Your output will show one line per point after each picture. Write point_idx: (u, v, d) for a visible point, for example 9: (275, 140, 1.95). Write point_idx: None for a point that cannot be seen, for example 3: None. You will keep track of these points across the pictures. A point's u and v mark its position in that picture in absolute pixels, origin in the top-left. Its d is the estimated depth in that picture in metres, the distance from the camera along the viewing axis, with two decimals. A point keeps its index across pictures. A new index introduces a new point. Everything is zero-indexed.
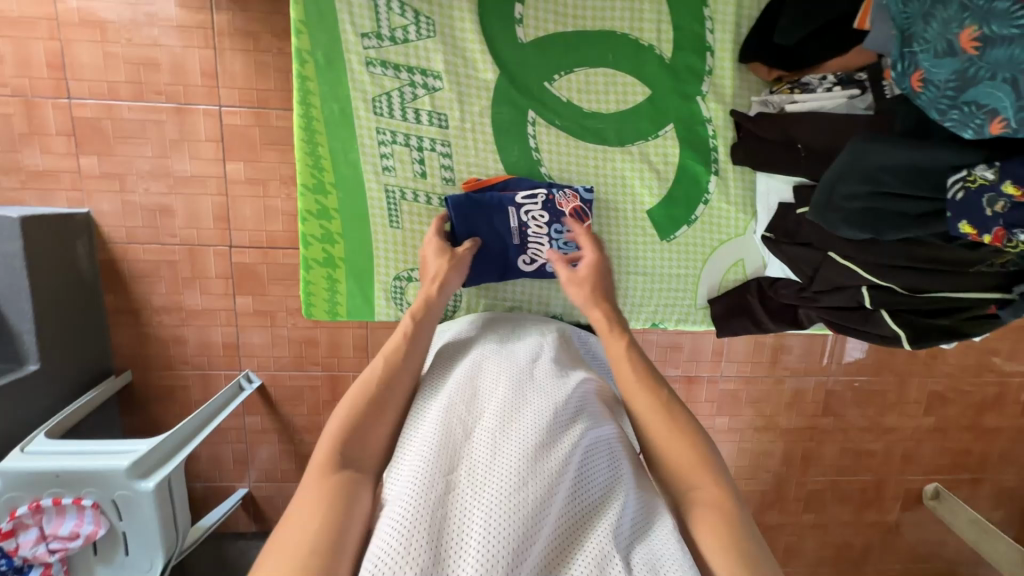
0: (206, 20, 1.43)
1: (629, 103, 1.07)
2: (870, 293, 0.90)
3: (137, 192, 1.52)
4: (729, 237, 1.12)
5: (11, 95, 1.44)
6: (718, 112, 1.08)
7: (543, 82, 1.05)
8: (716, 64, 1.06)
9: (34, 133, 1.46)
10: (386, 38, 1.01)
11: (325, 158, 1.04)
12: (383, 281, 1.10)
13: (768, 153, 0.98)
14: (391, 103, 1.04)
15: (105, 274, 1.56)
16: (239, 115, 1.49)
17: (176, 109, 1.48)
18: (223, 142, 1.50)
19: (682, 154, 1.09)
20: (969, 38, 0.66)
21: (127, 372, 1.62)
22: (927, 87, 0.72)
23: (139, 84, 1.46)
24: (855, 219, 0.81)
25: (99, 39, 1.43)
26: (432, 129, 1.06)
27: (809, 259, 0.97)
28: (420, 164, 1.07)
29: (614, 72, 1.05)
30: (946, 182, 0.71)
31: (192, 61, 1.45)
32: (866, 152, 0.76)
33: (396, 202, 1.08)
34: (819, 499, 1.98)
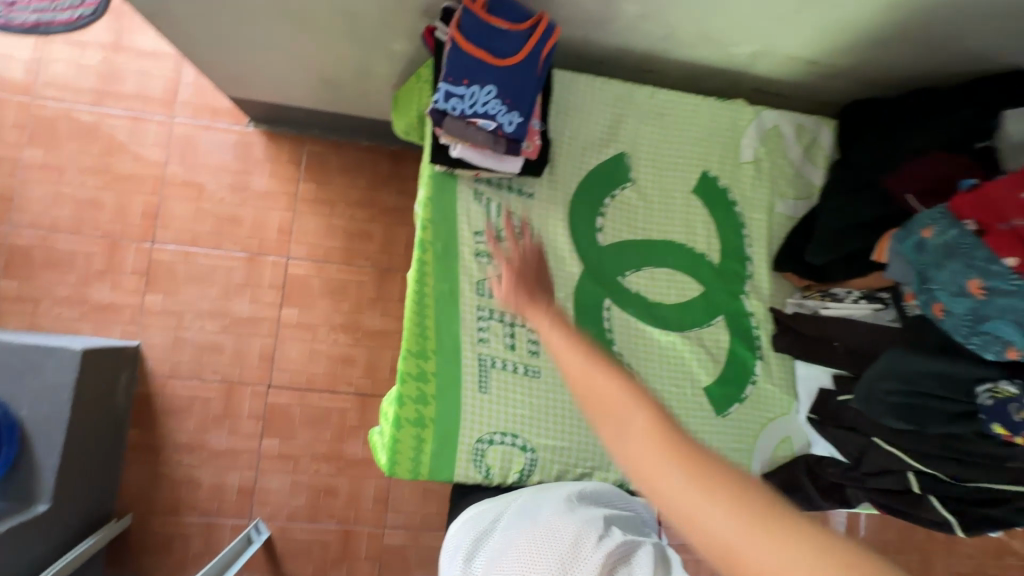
0: (292, 187, 1.67)
1: (686, 296, 1.03)
2: (918, 478, 0.88)
3: (191, 329, 1.59)
4: (775, 416, 1.05)
5: (100, 237, 1.59)
6: (759, 307, 1.07)
7: (618, 276, 1.00)
8: (755, 270, 1.08)
9: (110, 271, 1.58)
10: (493, 232, 0.94)
11: (428, 332, 0.90)
12: (467, 449, 0.90)
13: (810, 349, 1.00)
14: (492, 287, 0.93)
15: (136, 408, 1.55)
16: (303, 267, 1.64)
17: (247, 258, 1.63)
18: (283, 289, 1.63)
19: (732, 339, 1.05)
20: (977, 286, 0.74)
21: (128, 515, 1.52)
22: (949, 318, 0.78)
23: (220, 235, 1.63)
24: (899, 412, 0.82)
25: (193, 197, 1.63)
26: (530, 312, 0.95)
27: (852, 440, 0.95)
28: (512, 343, 0.93)
29: (674, 269, 1.03)
30: (973, 391, 0.77)
31: (271, 220, 1.65)
32: (901, 359, 0.81)
33: (487, 379, 0.91)
34: None
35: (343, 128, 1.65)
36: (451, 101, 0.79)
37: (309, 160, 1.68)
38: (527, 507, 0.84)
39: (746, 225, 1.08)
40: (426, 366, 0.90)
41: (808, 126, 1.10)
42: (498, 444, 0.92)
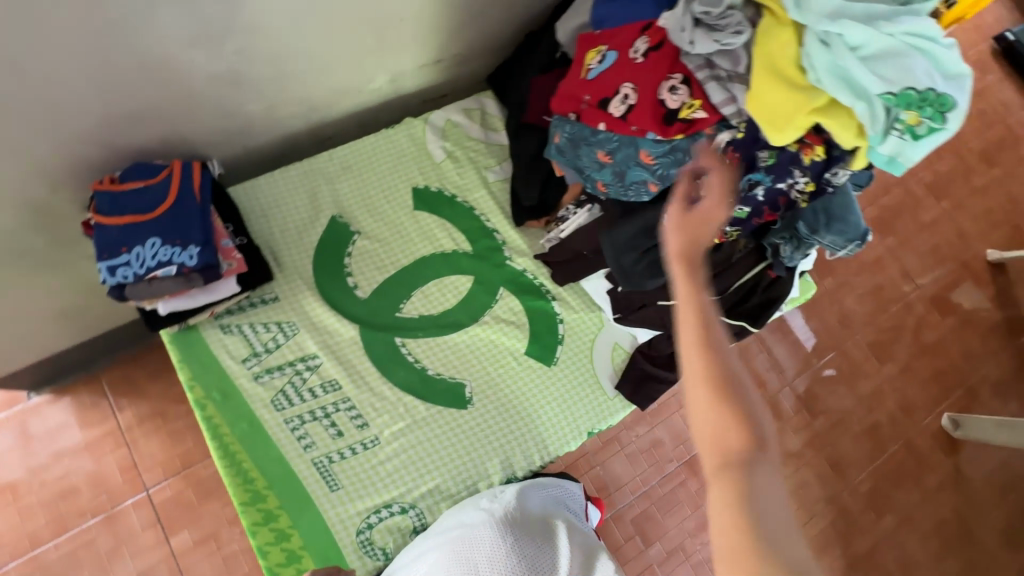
0: (111, 424, 1.54)
1: (462, 291, 1.23)
2: None
3: None
4: (595, 333, 1.24)
5: None
6: (526, 261, 1.26)
7: (394, 314, 1.20)
8: (506, 236, 1.27)
9: None
10: (262, 352, 1.13)
11: (253, 470, 1.05)
12: (350, 541, 1.04)
13: (575, 268, 1.19)
14: (289, 396, 1.11)
15: None
16: (167, 488, 1.52)
17: (105, 519, 1.48)
18: (160, 522, 1.49)
19: (522, 300, 1.23)
20: (603, 155, 1.00)
21: None
22: (608, 188, 1.03)
23: (62, 517, 1.46)
24: (651, 272, 1.05)
25: (11, 500, 1.46)
26: (333, 394, 1.12)
27: (653, 316, 1.18)
28: (333, 427, 1.11)
29: (439, 279, 1.24)
30: (665, 223, 1.03)
31: (109, 467, 1.52)
32: (616, 237, 1.04)
33: (327, 468, 1.08)
34: (879, 495, 1.92)
35: (129, 339, 1.57)
36: (119, 272, 0.96)
37: (114, 388, 1.57)
38: (459, 518, 1.03)
39: (475, 207, 1.29)
40: (267, 503, 1.03)
41: (472, 107, 1.33)
42: (380, 522, 1.07)
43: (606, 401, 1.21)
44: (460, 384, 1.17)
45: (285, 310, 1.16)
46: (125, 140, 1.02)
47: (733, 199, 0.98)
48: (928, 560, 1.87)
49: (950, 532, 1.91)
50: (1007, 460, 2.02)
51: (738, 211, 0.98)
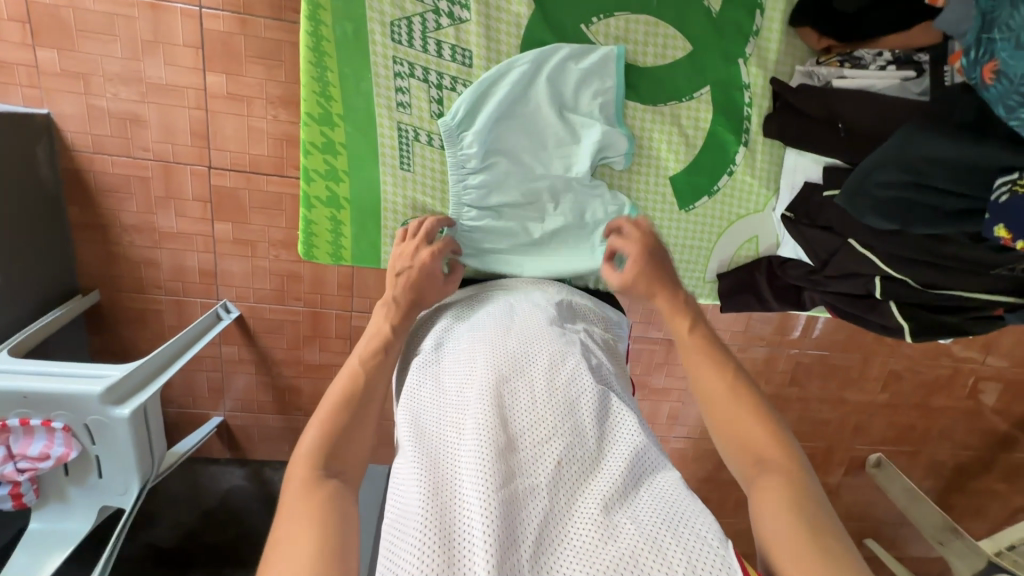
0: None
1: (668, 58, 1.05)
2: (882, 284, 0.96)
3: (105, 97, 1.36)
4: (748, 212, 1.15)
5: None
6: (758, 78, 1.07)
7: (579, 25, 1.03)
8: (764, 26, 1.04)
9: None
10: None
11: (333, 85, 1.01)
12: (392, 229, 1.13)
13: (810, 131, 0.99)
14: (411, 30, 1.00)
15: (69, 185, 1.43)
16: (221, 20, 1.33)
17: (150, 4, 1.30)
18: (202, 49, 1.35)
19: (714, 119, 1.09)
20: (991, 69, 0.72)
21: (95, 292, 1.53)
22: (999, 79, 0.71)
23: None
24: (885, 208, 0.85)
25: None
26: (456, 64, 1.03)
27: (825, 244, 1.01)
28: (437, 103, 1.05)
29: (656, 21, 1.03)
30: (992, 183, 0.74)
31: None
32: (916, 139, 0.80)
33: (407, 142, 1.07)
34: None
35: None
36: None
37: None
38: (519, 311, 1.01)
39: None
40: (334, 131, 1.05)
41: None
42: None
43: (700, 281, 1.21)
44: None
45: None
46: None
47: None
48: None
49: None
50: (876, 505, 2.25)
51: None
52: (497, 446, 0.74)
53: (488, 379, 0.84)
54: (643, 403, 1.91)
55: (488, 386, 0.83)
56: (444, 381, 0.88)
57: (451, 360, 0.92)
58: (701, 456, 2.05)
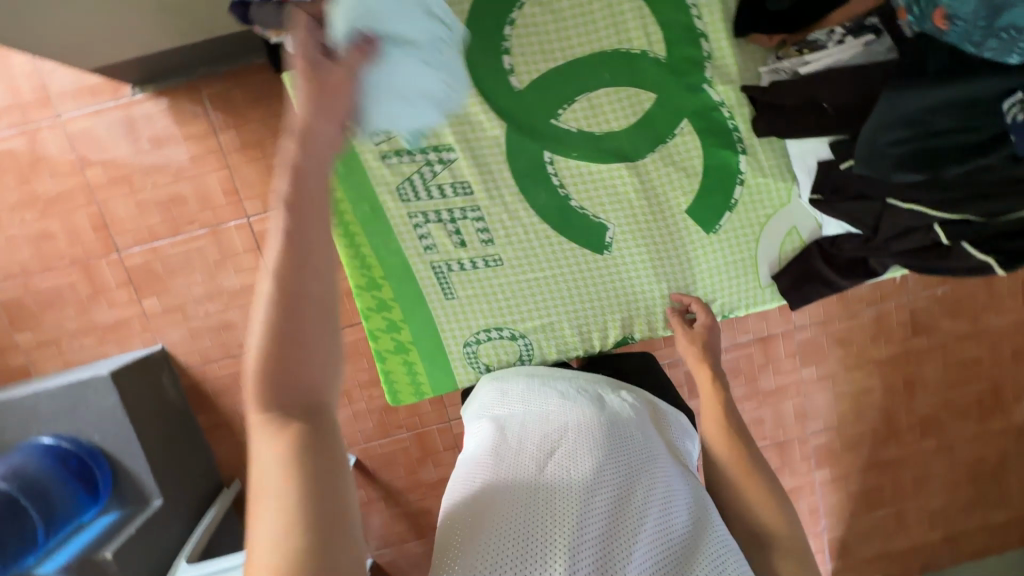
0: (214, 144, 1.50)
1: (639, 113, 0.99)
2: (946, 229, 0.86)
3: (198, 315, 1.60)
4: (774, 210, 1.03)
5: (71, 263, 1.55)
6: (728, 93, 0.99)
7: (548, 121, 0.97)
8: (715, 49, 0.98)
9: (100, 292, 1.57)
10: (395, 128, 0.93)
11: (370, 257, 0.97)
12: (456, 352, 1.02)
13: (800, 120, 0.93)
14: (415, 186, 0.96)
15: (192, 399, 1.65)
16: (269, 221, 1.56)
17: (211, 232, 1.55)
18: (257, 248, 1.56)
19: (703, 144, 1.00)
20: (942, 16, 0.75)
21: (237, 481, 1.70)
22: (954, 23, 0.74)
23: (173, 220, 1.54)
24: (911, 162, 0.80)
25: (130, 191, 1.52)
26: (464, 199, 0.97)
27: (867, 211, 0.93)
28: (457, 235, 0.98)
29: (614, 88, 0.97)
30: (1002, 107, 0.75)
31: (212, 184, 1.52)
32: (901, 97, 0.78)
33: (445, 276, 0.99)
34: (934, 421, 1.88)
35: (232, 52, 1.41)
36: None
37: (215, 105, 1.48)
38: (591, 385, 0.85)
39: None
40: (381, 292, 0.98)
41: None
42: (488, 340, 1.03)
43: (755, 292, 1.06)
44: (604, 226, 1.01)
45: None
46: None
47: None
48: (946, 483, 1.93)
49: (980, 470, 1.93)
50: None
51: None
52: (593, 503, 0.60)
53: (581, 429, 0.70)
54: (765, 411, 1.81)
55: (587, 439, 0.68)
56: (527, 421, 0.75)
57: (529, 404, 0.80)
58: (852, 443, 1.87)
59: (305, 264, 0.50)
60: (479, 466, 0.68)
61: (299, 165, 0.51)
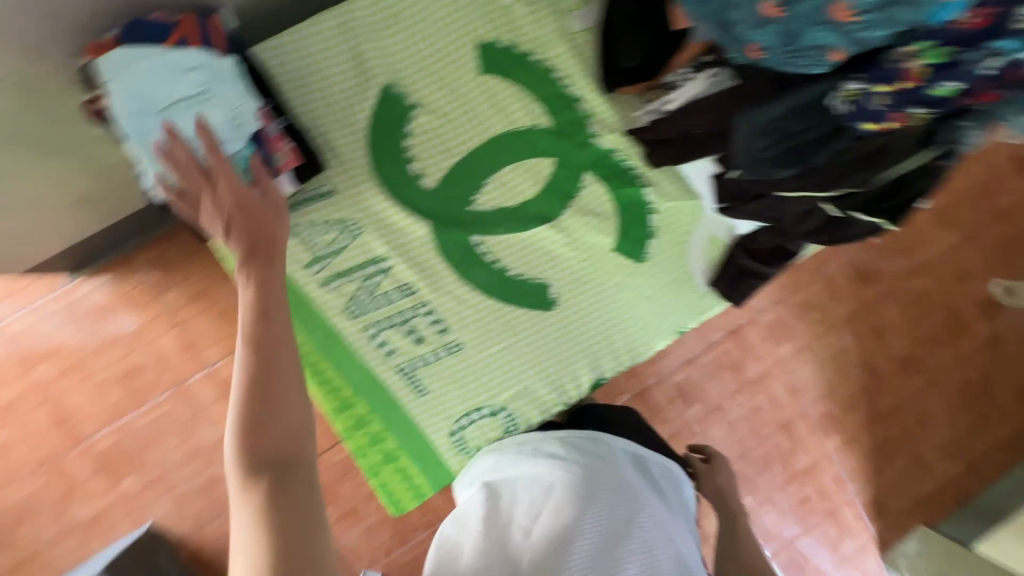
0: (108, 295, 1.22)
1: (543, 177, 0.89)
2: (834, 206, 0.79)
3: (67, 513, 1.19)
4: (690, 225, 0.95)
5: (28, 475, 1.19)
6: (617, 139, 0.91)
7: (466, 207, 0.87)
8: (591, 103, 0.90)
9: (61, 500, 1.19)
10: (325, 255, 0.83)
11: (339, 382, 0.85)
12: (446, 447, 0.87)
13: (680, 152, 0.84)
14: (362, 302, 0.84)
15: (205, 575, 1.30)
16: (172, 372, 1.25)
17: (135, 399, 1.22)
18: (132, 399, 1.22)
19: (612, 189, 0.91)
20: None
21: None
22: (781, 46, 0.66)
23: (25, 394, 1.18)
24: (788, 162, 0.71)
25: (73, 376, 1.21)
26: (412, 301, 0.86)
27: (763, 209, 0.85)
28: (414, 336, 0.86)
29: (517, 162, 0.88)
30: (829, 103, 0.65)
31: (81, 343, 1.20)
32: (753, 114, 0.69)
33: (415, 376, 0.86)
34: (947, 365, 1.71)
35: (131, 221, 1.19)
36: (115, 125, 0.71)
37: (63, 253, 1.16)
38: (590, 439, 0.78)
39: (554, 66, 0.88)
40: (357, 411, 0.86)
41: None
42: (474, 422, 0.88)
43: (697, 302, 0.97)
44: (545, 284, 0.90)
45: (347, 205, 0.83)
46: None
47: (935, 80, 0.55)
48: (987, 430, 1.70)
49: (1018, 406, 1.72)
50: None
51: (941, 90, 0.56)
52: None
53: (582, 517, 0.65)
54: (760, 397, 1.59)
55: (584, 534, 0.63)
56: (526, 496, 0.70)
57: (528, 474, 0.74)
58: (866, 410, 1.65)
59: (281, 341, 0.52)
60: (474, 542, 0.65)
61: (266, 246, 0.59)
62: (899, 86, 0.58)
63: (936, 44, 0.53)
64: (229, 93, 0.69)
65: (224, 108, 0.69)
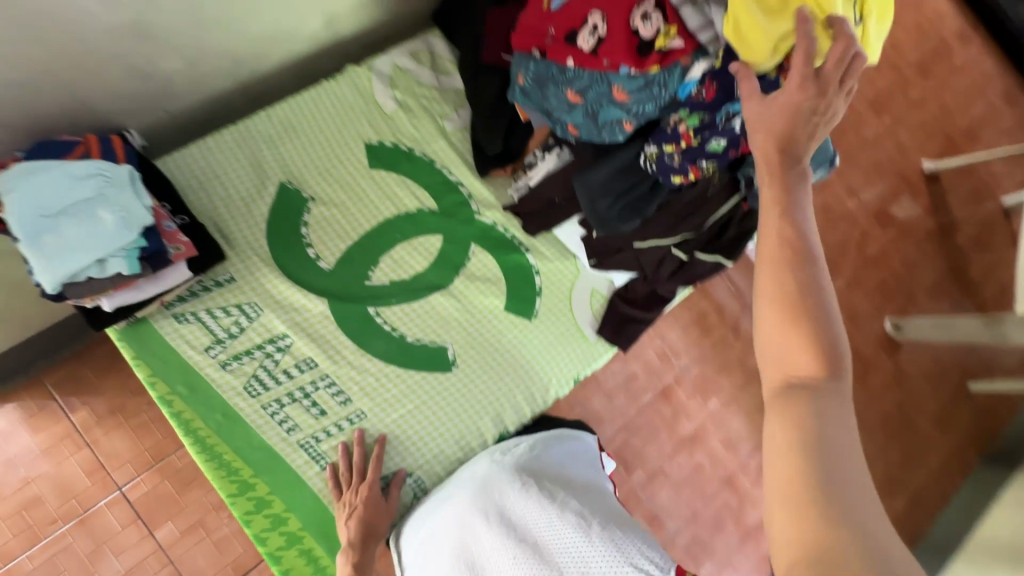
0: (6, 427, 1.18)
1: (433, 253, 1.00)
2: (679, 249, 0.93)
3: None
4: (572, 283, 1.05)
5: None
6: (496, 214, 1.03)
7: (362, 283, 0.95)
8: (471, 188, 1.03)
9: None
10: (224, 338, 0.87)
11: (235, 463, 0.83)
12: None
13: (546, 219, 0.97)
14: (261, 380, 0.87)
15: None
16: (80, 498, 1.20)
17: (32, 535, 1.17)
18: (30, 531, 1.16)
19: (497, 256, 1.02)
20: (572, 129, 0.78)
21: None
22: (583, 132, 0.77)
23: None
24: (626, 216, 0.84)
25: None
26: (312, 374, 0.89)
27: (627, 260, 0.98)
28: (316, 408, 0.88)
29: (407, 241, 0.99)
30: (640, 164, 0.80)
31: None
32: (586, 178, 0.83)
33: (317, 450, 0.87)
34: (905, 401, 1.60)
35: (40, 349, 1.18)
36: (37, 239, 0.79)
37: None
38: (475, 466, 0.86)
39: (435, 160, 1.03)
40: (257, 492, 0.83)
41: (419, 49, 1.04)
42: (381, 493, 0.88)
43: (589, 350, 1.04)
44: (442, 347, 0.96)
45: (246, 291, 0.89)
46: (14, 117, 0.74)
47: (704, 136, 0.71)
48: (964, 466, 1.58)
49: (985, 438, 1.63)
50: None
51: (713, 146, 0.72)
52: None
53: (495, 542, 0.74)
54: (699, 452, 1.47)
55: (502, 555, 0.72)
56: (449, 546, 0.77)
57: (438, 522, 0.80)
58: None
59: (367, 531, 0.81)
60: None
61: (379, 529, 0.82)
62: (681, 145, 0.73)
63: (690, 112, 0.71)
64: (125, 196, 0.73)
65: (118, 210, 0.72)
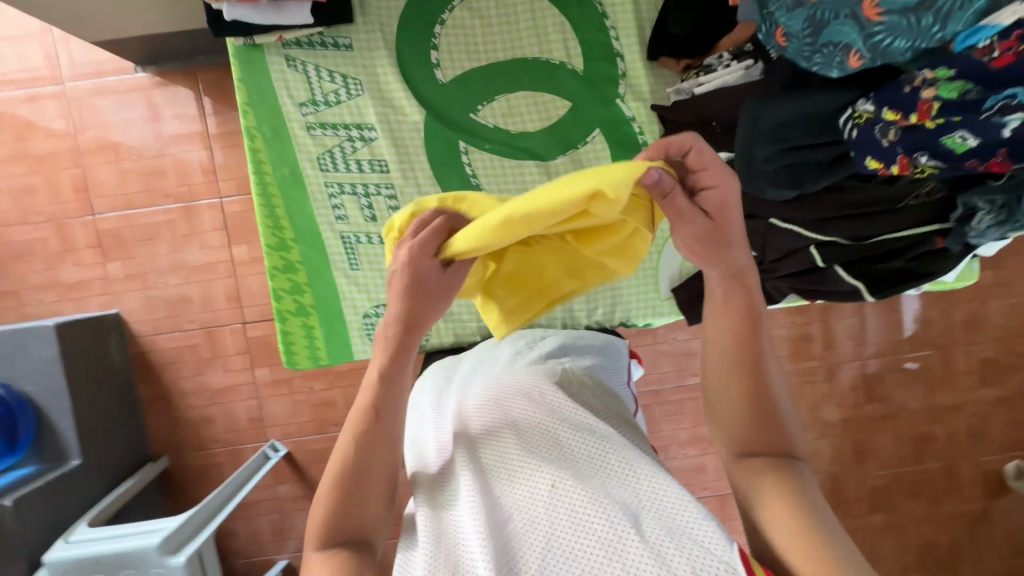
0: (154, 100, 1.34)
1: (552, 119, 0.87)
2: (821, 251, 0.74)
3: (68, 265, 1.38)
4: None
5: (45, 221, 1.36)
6: (640, 110, 0.87)
7: (465, 114, 0.87)
8: (629, 66, 0.86)
9: (66, 251, 1.37)
10: (320, 102, 0.85)
11: (283, 219, 0.87)
12: (355, 324, 0.89)
13: None
14: (334, 159, 0.86)
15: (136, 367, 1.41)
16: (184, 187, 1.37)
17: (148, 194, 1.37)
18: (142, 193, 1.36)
19: (614, 155, 0.88)
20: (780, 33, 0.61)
21: (164, 457, 1.42)
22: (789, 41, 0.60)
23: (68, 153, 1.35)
24: (779, 182, 0.67)
25: (113, 159, 1.35)
26: (380, 178, 0.86)
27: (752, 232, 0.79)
28: (369, 211, 0.87)
29: (532, 92, 0.87)
30: (837, 123, 0.60)
31: (126, 132, 1.35)
32: (760, 111, 0.64)
33: (353, 248, 0.87)
34: (966, 544, 1.36)
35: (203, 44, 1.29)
36: None
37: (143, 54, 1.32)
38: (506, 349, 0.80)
39: (609, 15, 0.85)
40: (290, 255, 0.88)
41: None
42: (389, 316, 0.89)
43: (654, 303, 0.97)
44: None
45: (358, 67, 0.84)
46: None
47: (952, 122, 0.50)
48: None
49: None
50: None
51: (953, 141, 0.51)
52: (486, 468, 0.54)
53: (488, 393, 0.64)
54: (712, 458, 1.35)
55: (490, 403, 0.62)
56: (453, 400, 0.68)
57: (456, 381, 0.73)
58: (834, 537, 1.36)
59: None
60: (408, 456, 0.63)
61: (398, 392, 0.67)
62: (909, 119, 0.53)
63: (954, 77, 0.49)
64: None
65: None
